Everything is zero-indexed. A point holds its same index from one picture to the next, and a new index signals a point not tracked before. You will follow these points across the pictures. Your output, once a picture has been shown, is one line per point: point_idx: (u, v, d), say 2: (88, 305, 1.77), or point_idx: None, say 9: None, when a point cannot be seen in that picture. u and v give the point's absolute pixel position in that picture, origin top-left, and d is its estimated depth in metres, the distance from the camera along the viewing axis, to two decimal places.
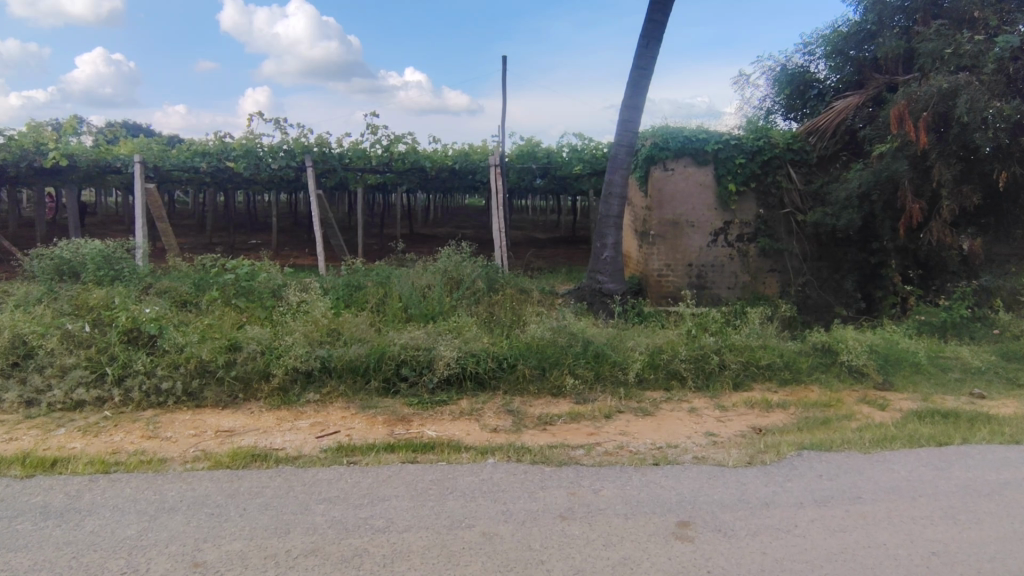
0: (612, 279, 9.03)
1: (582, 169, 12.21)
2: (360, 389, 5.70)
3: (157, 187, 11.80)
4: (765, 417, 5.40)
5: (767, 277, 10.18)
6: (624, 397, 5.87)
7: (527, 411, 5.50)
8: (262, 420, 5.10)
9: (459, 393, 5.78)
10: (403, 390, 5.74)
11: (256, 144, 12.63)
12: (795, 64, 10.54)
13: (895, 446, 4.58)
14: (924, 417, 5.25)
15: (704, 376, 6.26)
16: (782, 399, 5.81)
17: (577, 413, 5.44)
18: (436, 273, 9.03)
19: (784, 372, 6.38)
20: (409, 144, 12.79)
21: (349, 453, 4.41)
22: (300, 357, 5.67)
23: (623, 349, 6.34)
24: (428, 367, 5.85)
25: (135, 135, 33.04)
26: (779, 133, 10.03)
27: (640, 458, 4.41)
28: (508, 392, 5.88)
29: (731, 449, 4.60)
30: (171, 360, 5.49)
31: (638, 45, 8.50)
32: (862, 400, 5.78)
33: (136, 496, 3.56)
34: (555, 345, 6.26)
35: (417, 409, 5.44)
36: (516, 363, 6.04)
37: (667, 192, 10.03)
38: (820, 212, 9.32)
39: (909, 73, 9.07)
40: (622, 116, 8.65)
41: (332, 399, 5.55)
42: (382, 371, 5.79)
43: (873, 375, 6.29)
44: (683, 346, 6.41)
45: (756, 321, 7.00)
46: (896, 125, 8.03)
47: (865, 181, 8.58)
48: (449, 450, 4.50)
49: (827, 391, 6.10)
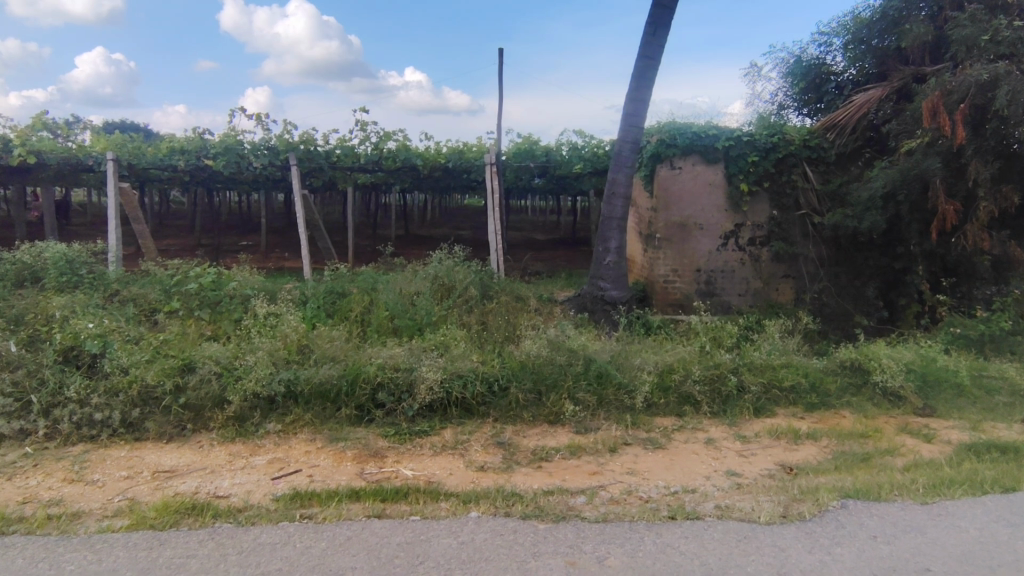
0: (615, 286, 8.30)
1: (582, 168, 11.43)
2: (329, 417, 4.99)
3: (130, 186, 11.07)
4: (796, 452, 4.67)
5: (780, 283, 9.47)
6: (631, 426, 5.16)
7: (520, 444, 4.81)
8: (213, 456, 4.40)
9: (443, 422, 5.08)
10: (378, 418, 5.03)
11: (237, 140, 11.87)
12: (810, 56, 9.88)
13: (955, 493, 3.90)
14: (981, 453, 4.55)
15: (720, 401, 5.55)
16: (811, 429, 5.09)
17: (577, 447, 4.73)
18: (425, 280, 8.32)
19: (810, 395, 5.66)
20: (400, 141, 12.07)
21: (306, 503, 3.69)
22: (260, 380, 4.95)
23: (629, 368, 5.62)
24: (407, 392, 5.13)
25: (122, 129, 32.22)
26: (795, 129, 9.33)
27: (653, 509, 3.68)
28: (499, 420, 5.18)
29: (761, 496, 3.88)
30: (110, 386, 4.78)
31: (644, 33, 7.77)
32: (903, 430, 5.08)
33: (24, 573, 2.85)
34: (552, 365, 5.54)
35: (392, 442, 4.74)
36: (508, 387, 5.33)
37: (673, 193, 9.35)
38: (840, 213, 8.59)
39: (937, 63, 8.37)
40: (627, 110, 7.94)
41: (297, 430, 4.84)
42: (355, 397, 5.08)
43: (911, 399, 5.61)
44: (696, 364, 5.70)
45: (776, 335, 6.29)
46: (929, 119, 7.22)
47: (891, 180, 7.88)
48: (425, 500, 3.78)
49: (861, 418, 5.39)
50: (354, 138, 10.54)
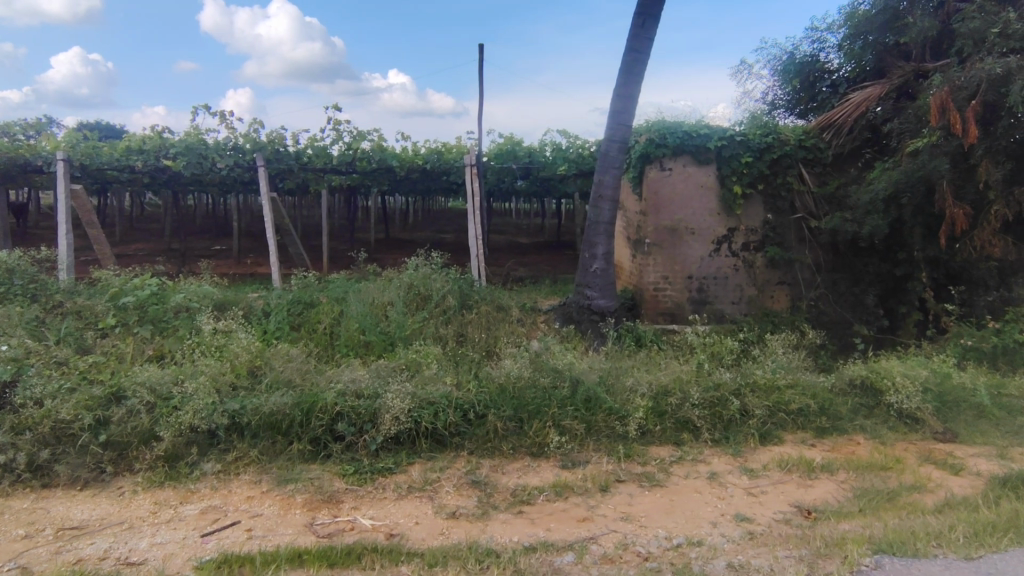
0: (603, 295, 7.72)
1: (566, 169, 10.86)
2: (279, 453, 4.33)
3: (81, 188, 10.31)
4: (812, 490, 4.11)
5: (776, 290, 8.97)
6: (624, 459, 4.57)
7: (499, 483, 4.20)
8: (134, 507, 3.75)
9: (411, 457, 4.46)
10: (335, 453, 4.38)
11: (199, 139, 11.13)
12: (803, 53, 9.44)
13: (1001, 543, 3.36)
14: (1018, 489, 4.04)
15: (722, 426, 4.99)
16: (825, 459, 4.54)
17: (563, 486, 4.13)
18: (399, 289, 7.68)
19: (821, 419, 5.12)
20: (374, 141, 11.44)
21: (235, 571, 3.04)
22: (199, 412, 4.27)
23: (620, 390, 5.04)
24: (370, 422, 4.49)
25: (89, 127, 31.13)
26: (790, 128, 8.86)
27: (654, 572, 3.09)
28: (475, 453, 4.56)
29: (779, 551, 3.31)
30: (18, 422, 4.12)
31: (632, 24, 7.23)
32: (927, 460, 4.58)
33: None
34: (536, 388, 4.94)
35: (350, 484, 4.09)
36: (486, 415, 4.72)
37: (664, 195, 8.80)
38: (839, 217, 8.11)
39: (939, 59, 7.94)
40: (614, 107, 7.37)
41: (239, 470, 4.18)
42: (310, 429, 4.42)
43: (930, 422, 5.10)
44: (695, 385, 5.13)
45: (779, 350, 5.74)
46: (937, 116, 6.72)
47: (895, 182, 7.39)
48: (382, 564, 3.15)
49: (879, 445, 4.86)
50: (324, 138, 9.88)
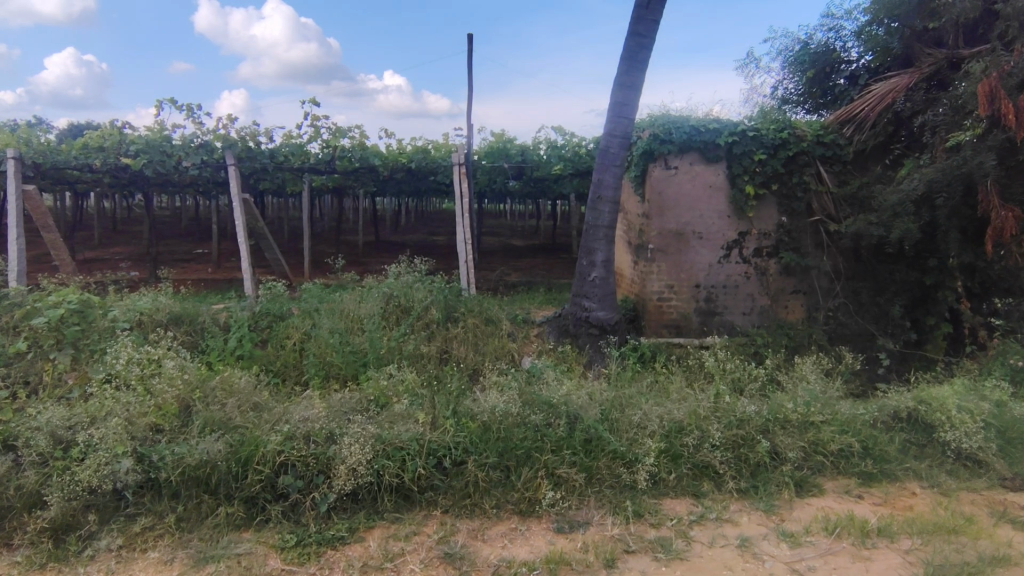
0: (603, 307, 6.86)
1: (562, 168, 10.02)
2: (202, 518, 3.48)
3: (31, 189, 9.35)
4: (872, 567, 3.27)
5: (790, 300, 8.16)
6: (634, 519, 3.72)
7: (478, 556, 3.35)
8: None
9: (371, 519, 3.61)
10: (275, 517, 3.51)
11: (163, 136, 10.20)
12: (818, 42, 8.68)
13: None
14: None
15: (748, 474, 4.15)
16: (881, 519, 3.70)
17: (559, 562, 3.28)
18: (375, 300, 6.82)
19: (865, 463, 4.29)
20: (355, 138, 10.56)
21: None
22: (101, 469, 3.43)
23: (626, 427, 4.21)
24: (322, 474, 3.63)
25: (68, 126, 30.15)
26: (807, 123, 8.04)
27: None
28: (449, 511, 3.72)
29: None
30: None
31: (635, 5, 6.38)
32: (1003, 518, 3.76)
33: None
34: (526, 427, 4.08)
35: (288, 562, 3.23)
36: (464, 463, 3.87)
37: (669, 196, 7.96)
38: (862, 220, 7.31)
39: (973, 46, 7.17)
40: (615, 98, 6.53)
41: (148, 543, 3.32)
42: (245, 486, 3.57)
43: (996, 465, 4.29)
44: (716, 422, 4.29)
45: (811, 377, 4.93)
46: (985, 105, 5.91)
47: (929, 181, 6.58)
48: None
49: (940, 498, 4.03)
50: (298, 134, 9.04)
